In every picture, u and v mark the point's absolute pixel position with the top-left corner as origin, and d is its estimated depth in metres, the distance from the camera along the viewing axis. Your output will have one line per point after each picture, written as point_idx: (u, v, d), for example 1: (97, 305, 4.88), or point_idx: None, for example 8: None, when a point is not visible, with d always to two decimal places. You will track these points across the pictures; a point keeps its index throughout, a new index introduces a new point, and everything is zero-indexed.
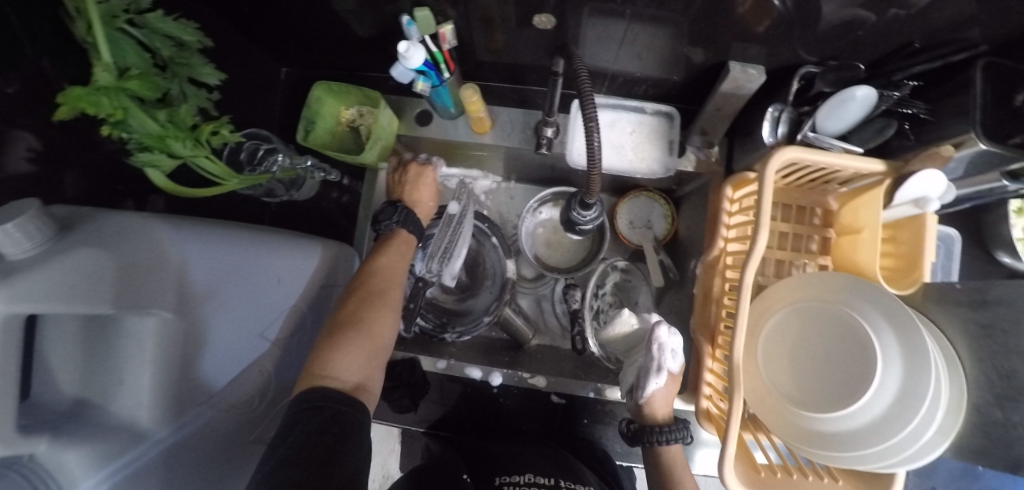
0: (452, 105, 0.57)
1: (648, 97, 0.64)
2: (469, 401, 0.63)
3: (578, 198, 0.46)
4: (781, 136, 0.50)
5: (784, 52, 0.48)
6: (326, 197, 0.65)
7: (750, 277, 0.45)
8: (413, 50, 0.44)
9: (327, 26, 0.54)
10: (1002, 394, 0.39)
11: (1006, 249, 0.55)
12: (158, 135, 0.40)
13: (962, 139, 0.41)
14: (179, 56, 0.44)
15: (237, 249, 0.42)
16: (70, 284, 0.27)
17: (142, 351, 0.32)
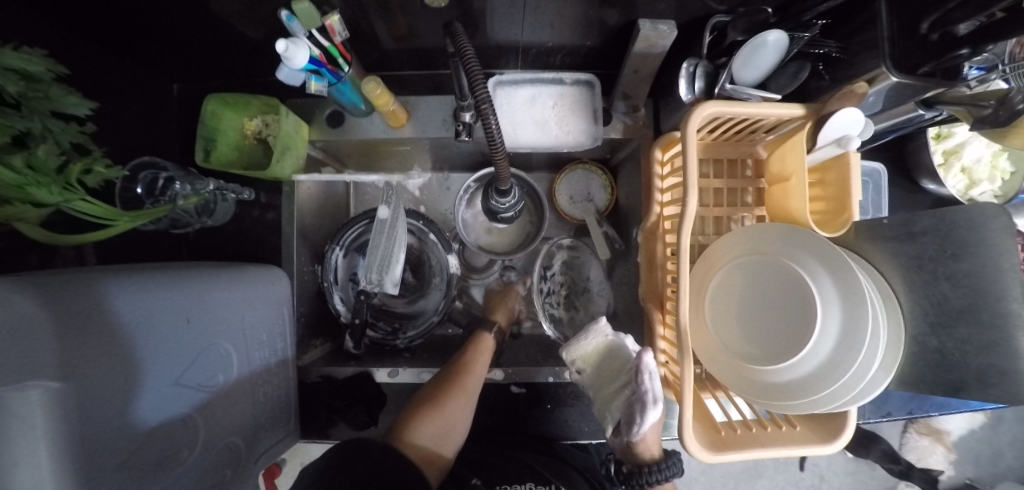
0: (361, 102, 0.54)
1: (567, 67, 0.61)
2: None
3: (493, 186, 0.45)
4: (699, 92, 0.48)
5: (692, 4, 0.45)
6: (247, 216, 0.60)
7: (685, 239, 0.45)
8: (295, 49, 0.40)
9: (202, 31, 0.49)
10: (937, 322, 0.40)
11: (929, 176, 0.57)
12: (13, 185, 0.35)
13: (875, 74, 0.41)
14: (32, 90, 0.38)
15: (150, 291, 0.37)
16: None
17: (27, 432, 0.25)
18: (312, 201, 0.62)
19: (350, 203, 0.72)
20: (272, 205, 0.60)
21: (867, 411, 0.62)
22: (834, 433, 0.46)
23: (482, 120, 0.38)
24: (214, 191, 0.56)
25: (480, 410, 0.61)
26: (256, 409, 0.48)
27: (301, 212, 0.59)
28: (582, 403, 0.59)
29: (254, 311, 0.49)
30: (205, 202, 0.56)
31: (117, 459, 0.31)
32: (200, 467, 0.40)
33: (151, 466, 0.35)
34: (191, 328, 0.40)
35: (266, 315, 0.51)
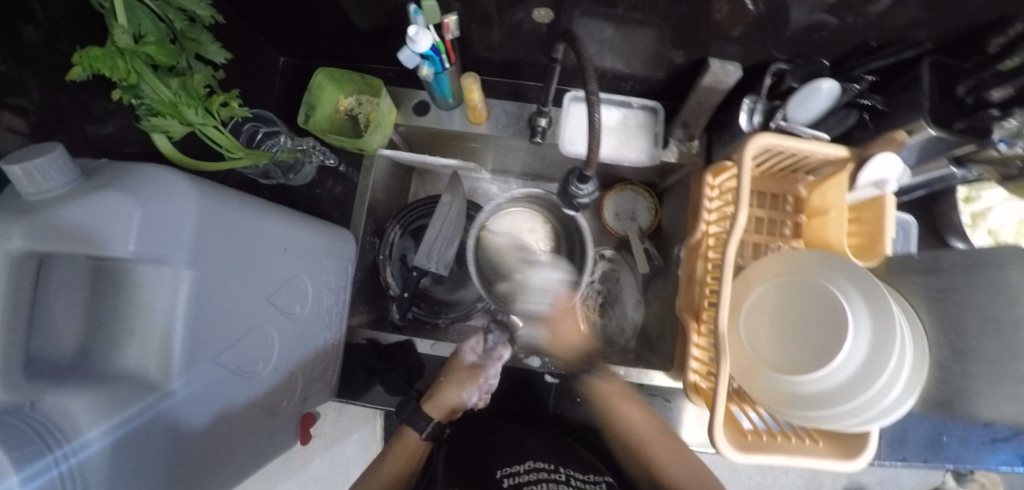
0: (451, 95, 0.60)
1: (634, 94, 0.68)
2: None
3: (576, 174, 0.51)
4: (757, 124, 0.54)
5: (757, 50, 0.53)
6: (321, 184, 0.65)
7: (731, 251, 0.48)
8: (422, 34, 0.47)
9: (329, 16, 0.57)
10: (959, 349, 0.44)
11: (957, 235, 0.61)
12: (170, 102, 0.41)
13: (914, 126, 0.47)
14: (189, 31, 0.45)
15: (250, 216, 0.41)
16: (74, 224, 0.29)
17: (150, 300, 0.32)
18: (383, 177, 0.67)
19: (411, 190, 0.77)
20: (344, 178, 0.66)
21: (884, 453, 0.63)
22: (856, 451, 0.48)
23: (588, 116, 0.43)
24: (308, 150, 0.62)
25: (511, 397, 0.63)
26: (309, 352, 0.51)
27: (374, 187, 0.65)
28: (609, 401, 0.61)
29: (323, 263, 0.53)
30: (292, 160, 0.61)
31: (218, 349, 0.37)
32: (263, 385, 0.44)
33: (233, 364, 0.39)
34: (273, 256, 0.44)
35: (329, 268, 0.54)
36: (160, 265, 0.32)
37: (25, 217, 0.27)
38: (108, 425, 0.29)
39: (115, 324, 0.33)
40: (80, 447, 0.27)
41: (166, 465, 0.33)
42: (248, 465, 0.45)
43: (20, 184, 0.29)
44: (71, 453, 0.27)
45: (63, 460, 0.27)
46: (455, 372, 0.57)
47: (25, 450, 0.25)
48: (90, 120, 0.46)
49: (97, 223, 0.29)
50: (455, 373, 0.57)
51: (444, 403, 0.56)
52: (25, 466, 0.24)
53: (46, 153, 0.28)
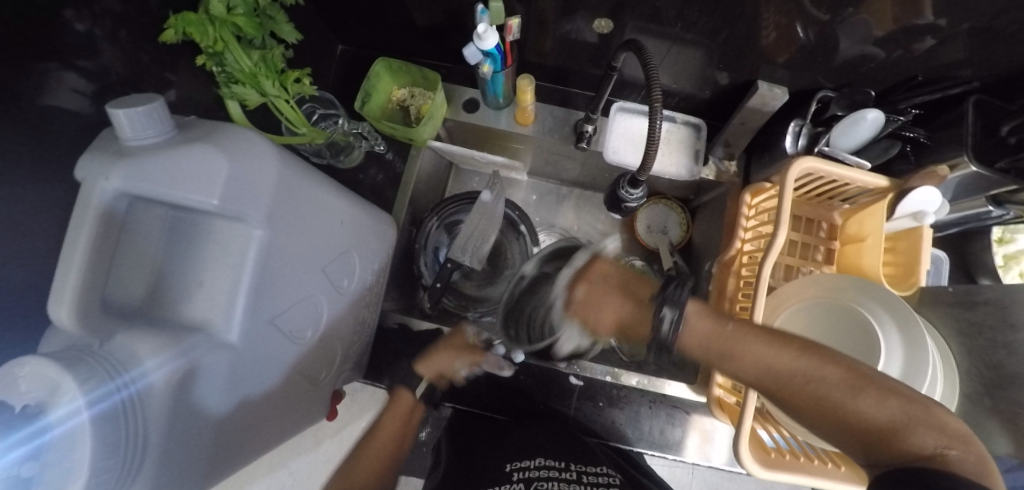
0: (502, 95, 0.62)
1: (677, 111, 0.70)
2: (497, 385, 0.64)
3: (627, 180, 0.58)
4: (801, 148, 0.56)
5: (805, 77, 0.55)
6: (364, 170, 0.67)
7: (769, 269, 0.48)
8: (489, 33, 0.49)
9: (393, 11, 0.59)
10: (990, 384, 0.45)
11: (987, 275, 0.61)
12: (250, 72, 0.45)
13: (956, 161, 0.48)
14: (269, 9, 0.48)
15: (315, 188, 0.42)
16: (164, 171, 0.30)
17: (223, 254, 0.34)
18: (425, 168, 0.70)
19: (448, 184, 0.79)
20: (387, 166, 0.68)
21: None
22: None
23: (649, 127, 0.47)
24: (360, 134, 0.65)
25: (534, 393, 0.64)
26: (346, 326, 0.53)
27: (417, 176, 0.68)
28: (630, 408, 0.62)
29: (368, 242, 0.55)
30: (344, 143, 0.64)
31: (272, 313, 0.39)
32: (301, 353, 0.45)
33: (280, 327, 0.40)
34: (326, 230, 0.45)
35: (373, 247, 0.56)
36: (235, 221, 0.34)
37: (125, 160, 0.29)
38: (164, 359, 0.30)
39: (185, 276, 0.35)
40: (139, 377, 0.29)
41: (216, 414, 0.35)
42: (283, 429, 0.47)
43: (121, 130, 0.30)
44: (132, 382, 0.28)
45: (128, 385, 0.28)
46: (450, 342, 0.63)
47: (89, 374, 0.27)
48: (163, 86, 0.49)
49: (188, 172, 0.31)
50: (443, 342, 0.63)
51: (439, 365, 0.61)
52: (90, 390, 0.26)
53: (147, 103, 0.30)
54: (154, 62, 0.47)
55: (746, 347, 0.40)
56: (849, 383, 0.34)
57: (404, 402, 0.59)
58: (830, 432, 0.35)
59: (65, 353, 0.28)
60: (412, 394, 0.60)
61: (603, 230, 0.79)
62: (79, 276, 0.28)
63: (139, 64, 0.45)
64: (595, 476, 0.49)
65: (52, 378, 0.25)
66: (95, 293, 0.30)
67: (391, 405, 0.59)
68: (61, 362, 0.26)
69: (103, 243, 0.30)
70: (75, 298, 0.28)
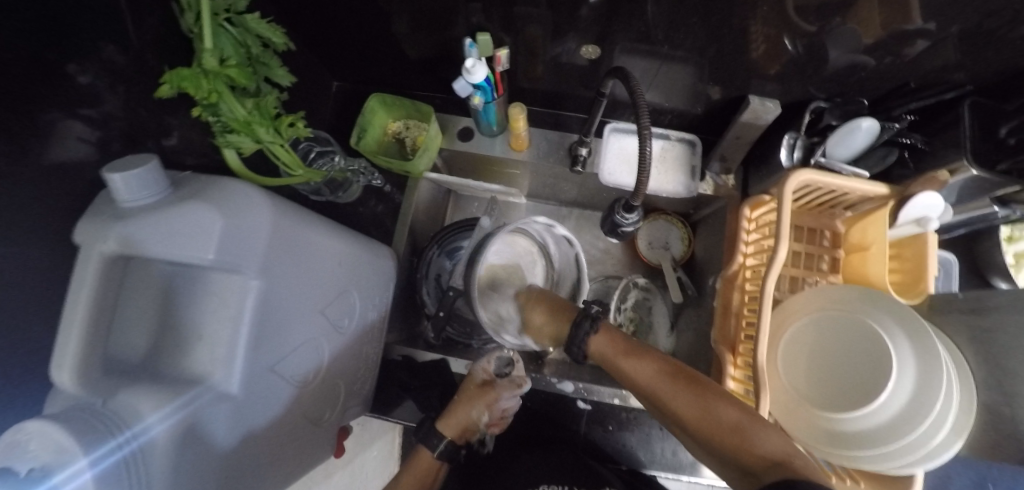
0: (495, 124, 0.62)
1: (671, 127, 0.70)
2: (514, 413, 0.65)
3: (623, 204, 0.58)
4: (796, 160, 0.56)
5: (796, 89, 0.55)
6: (364, 203, 0.69)
7: (771, 285, 0.48)
8: (477, 66, 0.49)
9: (385, 48, 0.61)
10: (1009, 393, 0.43)
11: (1000, 276, 0.59)
12: (244, 121, 0.46)
13: (956, 166, 0.47)
14: (262, 56, 0.49)
15: (311, 233, 0.43)
16: (163, 229, 0.31)
17: (221, 306, 0.34)
18: (424, 199, 0.70)
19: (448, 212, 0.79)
20: (387, 198, 0.70)
21: None
22: None
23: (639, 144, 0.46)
24: (357, 171, 0.66)
25: (543, 421, 0.64)
26: (347, 364, 0.54)
27: (416, 206, 0.68)
28: (641, 430, 0.61)
29: (367, 278, 0.55)
30: (342, 179, 0.65)
31: (271, 359, 0.39)
32: (302, 394, 0.45)
33: (280, 371, 0.41)
34: (323, 272, 0.46)
35: (373, 282, 0.57)
36: (232, 273, 0.34)
37: (123, 223, 0.30)
38: (165, 413, 0.30)
39: (183, 328, 0.35)
40: (141, 432, 0.29)
41: (217, 465, 0.35)
42: (286, 473, 0.47)
43: (116, 194, 0.31)
44: (135, 437, 0.29)
45: (128, 442, 0.28)
46: (479, 396, 0.58)
47: (91, 435, 0.27)
48: (164, 134, 0.50)
49: (186, 230, 0.32)
50: (469, 396, 0.59)
51: (455, 421, 0.57)
52: (92, 452, 0.26)
53: (141, 165, 0.31)
54: (153, 112, 0.48)
55: (641, 355, 0.50)
56: (734, 425, 0.39)
57: (424, 461, 0.55)
58: (728, 462, 0.38)
59: (67, 413, 0.28)
60: (434, 452, 0.56)
61: (605, 248, 0.78)
62: (79, 338, 0.29)
63: (139, 116, 0.46)
64: None
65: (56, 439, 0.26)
66: (95, 352, 0.30)
67: (412, 466, 0.55)
68: (65, 425, 0.26)
69: (101, 303, 0.30)
70: (76, 360, 0.29)
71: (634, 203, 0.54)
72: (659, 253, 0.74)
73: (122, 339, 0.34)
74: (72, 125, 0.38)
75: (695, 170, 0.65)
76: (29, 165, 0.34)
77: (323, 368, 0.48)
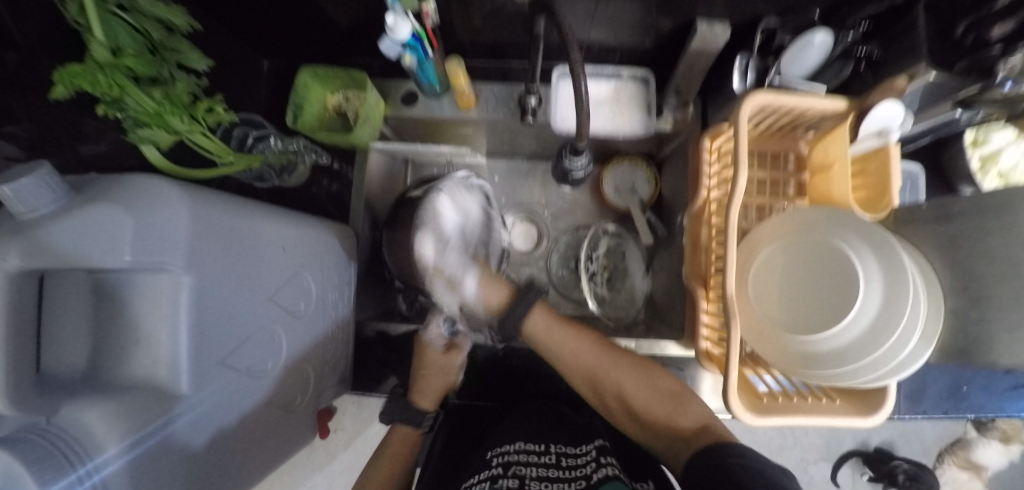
0: (436, 83, 0.59)
1: (624, 65, 0.67)
2: (501, 376, 0.65)
3: (569, 148, 0.56)
4: (750, 83, 0.54)
5: (746, 7, 0.51)
6: (316, 183, 0.66)
7: (735, 216, 0.46)
8: (401, 22, 0.45)
9: (303, 15, 0.56)
10: (975, 295, 0.43)
11: (966, 180, 0.59)
12: (155, 113, 0.42)
13: (914, 71, 0.45)
14: (168, 41, 0.45)
15: (245, 218, 0.41)
16: (72, 236, 0.29)
17: (154, 307, 0.32)
18: (377, 171, 0.67)
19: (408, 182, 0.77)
20: (339, 175, 0.66)
21: (902, 407, 0.63)
22: (875, 406, 0.48)
23: (578, 91, 0.44)
24: (299, 152, 0.63)
25: (526, 379, 0.64)
26: (316, 348, 0.53)
27: (370, 183, 0.65)
28: None
29: (322, 260, 0.54)
30: (286, 162, 0.62)
31: (222, 352, 0.38)
32: (267, 385, 0.45)
33: (235, 364, 0.40)
34: (267, 257, 0.44)
35: (328, 263, 0.55)
36: (159, 271, 0.32)
37: (21, 235, 0.27)
38: (124, 442, 0.30)
39: (121, 335, 0.33)
40: (100, 466, 0.28)
41: (184, 465, 0.35)
42: (266, 460, 0.47)
43: (12, 206, 0.28)
44: (92, 472, 0.28)
45: (85, 479, 0.27)
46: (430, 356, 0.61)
47: (48, 465, 0.26)
48: (82, 139, 0.48)
49: (100, 233, 0.30)
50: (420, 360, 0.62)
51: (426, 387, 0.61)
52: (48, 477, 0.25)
53: (31, 173, 0.27)
54: (59, 117, 0.44)
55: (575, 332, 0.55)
56: (667, 398, 0.48)
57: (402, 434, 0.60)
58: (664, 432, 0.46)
59: (15, 438, 0.26)
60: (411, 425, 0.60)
61: (572, 199, 0.76)
62: (7, 357, 0.26)
63: (41, 124, 0.42)
64: (574, 458, 0.45)
65: (4, 465, 0.24)
66: (25, 373, 0.28)
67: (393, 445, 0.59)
68: (12, 449, 0.25)
69: (20, 320, 0.27)
70: (8, 383, 0.26)
71: (579, 146, 0.52)
72: (626, 197, 0.72)
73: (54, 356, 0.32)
74: None
75: (650, 108, 0.62)
76: None
77: (287, 355, 0.48)
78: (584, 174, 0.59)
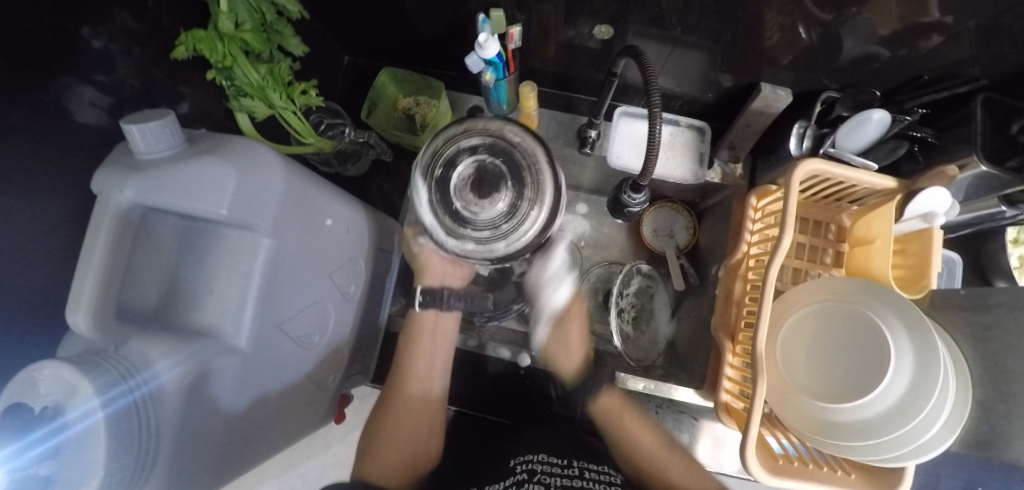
0: (506, 102, 0.63)
1: (680, 113, 0.70)
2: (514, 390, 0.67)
3: (630, 184, 0.60)
4: (806, 149, 0.56)
5: (809, 78, 0.55)
6: (372, 177, 0.70)
7: (774, 274, 0.48)
8: (491, 42, 0.49)
9: (398, 22, 0.60)
10: (1007, 389, 0.44)
11: (1004, 277, 0.59)
12: (258, 86, 0.47)
13: (966, 161, 0.47)
14: (276, 24, 0.49)
15: (322, 196, 0.44)
16: (177, 184, 0.31)
17: (236, 264, 0.35)
18: None
19: None
20: (394, 173, 0.70)
21: None
22: (891, 486, 0.47)
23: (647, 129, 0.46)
24: (368, 143, 0.65)
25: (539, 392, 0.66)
26: (351, 332, 0.55)
27: None
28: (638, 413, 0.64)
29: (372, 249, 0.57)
30: (352, 151, 0.66)
31: (279, 320, 0.40)
32: (307, 358, 0.46)
33: (286, 332, 0.42)
34: (331, 237, 0.47)
35: (378, 252, 0.58)
36: (244, 230, 0.35)
37: (136, 174, 0.30)
38: (174, 360, 0.31)
39: (194, 284, 0.36)
40: (151, 378, 0.29)
41: (223, 419, 0.36)
42: (288, 435, 0.48)
43: (135, 146, 0.31)
44: (143, 383, 0.29)
45: (139, 386, 0.29)
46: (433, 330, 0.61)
47: (103, 376, 0.27)
48: (181, 101, 0.51)
49: (200, 184, 0.32)
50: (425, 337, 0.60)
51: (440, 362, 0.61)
52: (104, 393, 0.26)
53: (157, 119, 0.31)
54: (167, 76, 0.48)
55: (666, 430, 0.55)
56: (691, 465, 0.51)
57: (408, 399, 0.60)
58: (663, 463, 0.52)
59: (81, 357, 0.28)
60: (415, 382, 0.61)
61: (608, 233, 0.78)
62: (96, 280, 0.29)
63: (155, 80, 0.47)
64: (596, 474, 0.46)
65: (67, 378, 0.26)
66: (111, 298, 0.31)
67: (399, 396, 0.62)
68: (76, 365, 0.26)
69: (117, 254, 0.30)
70: (93, 304, 0.29)
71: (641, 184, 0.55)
72: (662, 241, 0.74)
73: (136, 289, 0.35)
74: (87, 91, 0.38)
75: (704, 157, 0.65)
76: (48, 120, 0.34)
77: (328, 332, 0.50)
78: (640, 211, 0.62)
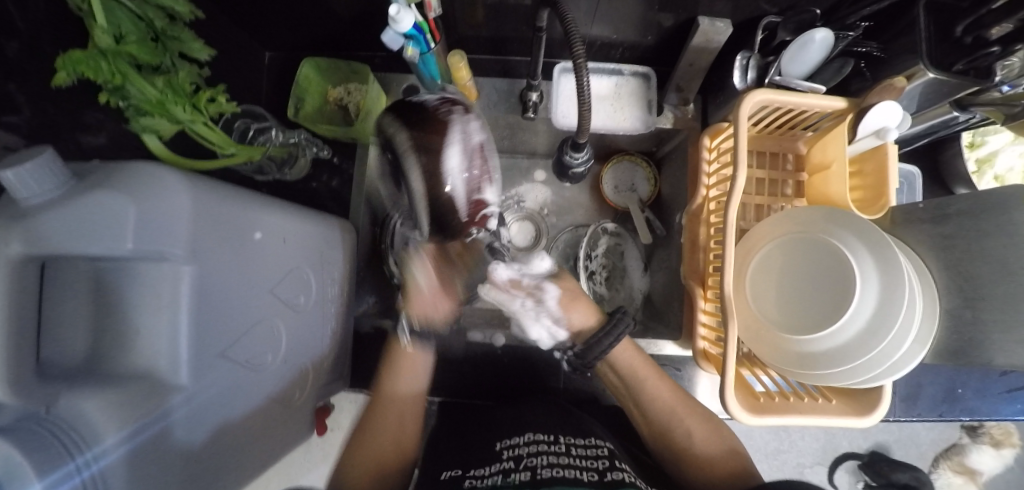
0: (439, 77, 0.58)
1: (624, 61, 0.67)
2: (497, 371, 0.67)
3: (571, 144, 0.58)
4: (751, 81, 0.54)
5: (746, 5, 0.52)
6: (316, 178, 0.66)
7: (734, 215, 0.46)
8: (404, 13, 0.45)
9: (307, 6, 0.56)
10: (971, 296, 0.44)
11: (962, 183, 0.59)
12: (157, 101, 0.43)
13: (913, 71, 0.45)
14: (170, 29, 0.45)
15: (244, 206, 0.41)
16: (75, 225, 0.28)
17: (159, 298, 0.32)
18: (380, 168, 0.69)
19: None
20: (338, 170, 0.67)
21: (899, 410, 0.64)
22: (867, 407, 0.48)
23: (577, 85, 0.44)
24: (300, 144, 0.64)
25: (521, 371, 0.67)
26: (313, 340, 0.54)
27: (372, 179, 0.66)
28: None
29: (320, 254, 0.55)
30: (285, 154, 0.63)
31: (220, 345, 0.38)
32: (265, 376, 0.45)
33: (233, 357, 0.40)
34: (265, 247, 0.44)
35: (327, 257, 0.56)
36: (160, 262, 0.32)
37: (25, 217, 0.27)
38: (124, 433, 0.29)
39: (121, 328, 0.33)
40: (99, 456, 0.28)
41: (181, 459, 0.34)
42: (261, 457, 0.48)
43: (14, 190, 0.28)
44: (93, 461, 0.27)
45: (87, 466, 0.27)
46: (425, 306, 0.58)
47: (47, 457, 0.25)
48: (84, 128, 0.47)
49: (100, 221, 0.29)
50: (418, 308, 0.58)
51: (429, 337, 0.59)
52: (47, 475, 0.24)
53: (35, 156, 0.27)
54: (59, 105, 0.44)
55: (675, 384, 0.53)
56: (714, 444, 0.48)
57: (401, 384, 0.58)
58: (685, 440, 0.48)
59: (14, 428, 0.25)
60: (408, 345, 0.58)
61: (572, 197, 0.76)
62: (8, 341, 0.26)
63: (44, 112, 0.43)
64: (583, 448, 0.46)
65: (4, 455, 0.24)
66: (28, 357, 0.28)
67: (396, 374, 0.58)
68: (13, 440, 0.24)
69: (22, 309, 0.27)
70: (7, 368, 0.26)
71: (580, 141, 0.53)
72: (625, 197, 0.72)
73: (57, 342, 0.32)
74: None
75: (651, 105, 0.63)
76: None
77: (285, 345, 0.48)
78: (584, 170, 0.60)
